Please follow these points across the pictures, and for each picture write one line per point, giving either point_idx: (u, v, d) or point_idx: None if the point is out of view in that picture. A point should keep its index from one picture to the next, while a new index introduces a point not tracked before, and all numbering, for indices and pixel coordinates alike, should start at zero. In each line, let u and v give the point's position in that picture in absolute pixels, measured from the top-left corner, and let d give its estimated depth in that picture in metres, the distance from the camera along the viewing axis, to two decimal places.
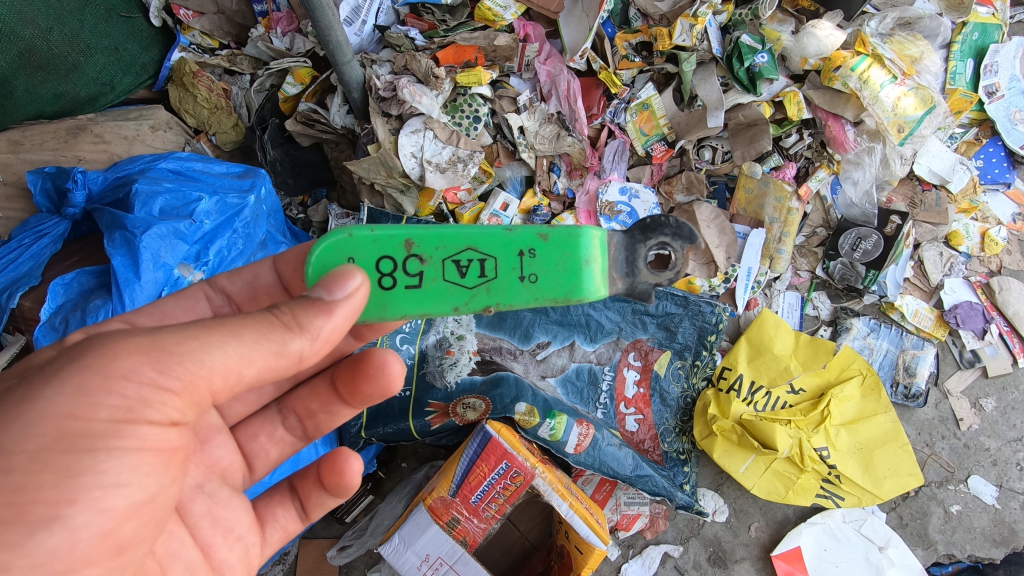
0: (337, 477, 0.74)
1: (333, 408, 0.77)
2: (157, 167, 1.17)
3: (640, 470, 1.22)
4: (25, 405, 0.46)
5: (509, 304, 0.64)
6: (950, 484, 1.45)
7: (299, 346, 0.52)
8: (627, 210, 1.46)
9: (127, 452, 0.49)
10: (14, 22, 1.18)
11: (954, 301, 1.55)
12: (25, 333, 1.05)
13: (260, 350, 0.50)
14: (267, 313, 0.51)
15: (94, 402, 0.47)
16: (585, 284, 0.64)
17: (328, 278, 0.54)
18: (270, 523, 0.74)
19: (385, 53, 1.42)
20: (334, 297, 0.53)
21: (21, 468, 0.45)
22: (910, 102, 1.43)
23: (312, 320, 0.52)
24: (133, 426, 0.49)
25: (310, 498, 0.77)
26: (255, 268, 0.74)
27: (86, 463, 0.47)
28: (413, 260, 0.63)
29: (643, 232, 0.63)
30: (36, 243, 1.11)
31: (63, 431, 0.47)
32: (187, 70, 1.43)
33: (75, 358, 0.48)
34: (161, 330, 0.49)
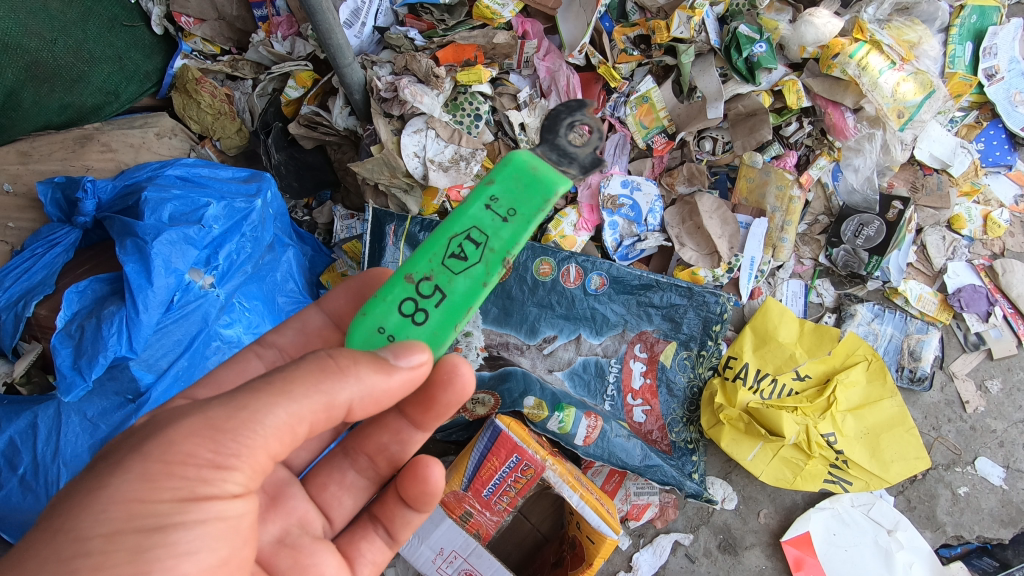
0: (417, 489, 0.74)
1: (404, 436, 0.76)
2: (164, 175, 1.19)
3: (649, 461, 1.24)
4: (95, 492, 0.48)
5: (518, 244, 0.66)
6: (957, 467, 1.46)
7: (349, 393, 0.55)
8: (630, 203, 1.48)
9: (195, 524, 0.50)
10: (19, 34, 1.20)
11: (957, 285, 1.56)
12: (41, 342, 1.08)
13: (304, 401, 0.53)
14: (322, 359, 0.55)
15: (156, 486, 0.49)
16: (547, 179, 0.65)
17: (398, 346, 0.60)
18: (359, 560, 0.75)
19: (386, 54, 1.43)
20: (397, 363, 0.58)
21: (99, 549, 0.47)
22: (909, 88, 1.43)
23: (366, 375, 0.56)
24: (200, 503, 0.51)
25: (391, 525, 0.77)
26: (303, 316, 0.84)
27: (157, 539, 0.48)
28: (422, 285, 0.67)
29: (548, 132, 0.67)
30: (49, 252, 1.14)
31: (131, 512, 0.48)
32: (190, 77, 1.44)
33: (136, 447, 0.50)
34: (210, 406, 0.52)
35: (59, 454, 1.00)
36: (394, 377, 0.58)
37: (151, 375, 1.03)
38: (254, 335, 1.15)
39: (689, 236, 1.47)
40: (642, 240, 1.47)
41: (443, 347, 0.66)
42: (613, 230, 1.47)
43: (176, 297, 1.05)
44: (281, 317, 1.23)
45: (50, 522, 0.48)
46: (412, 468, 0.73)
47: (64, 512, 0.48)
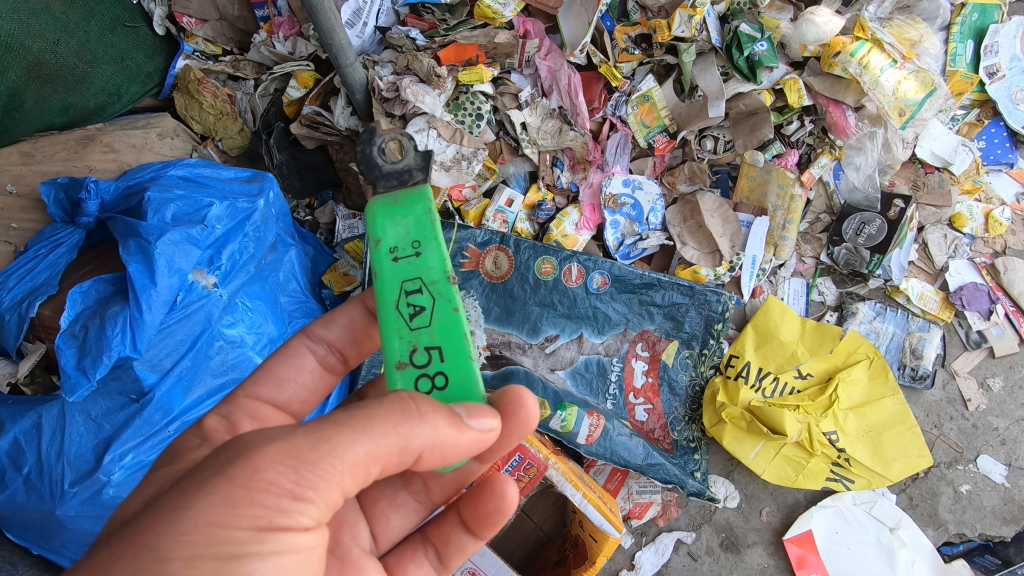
0: (474, 514, 0.74)
1: (462, 465, 0.75)
2: (167, 175, 1.19)
3: (650, 459, 1.25)
4: (179, 512, 0.49)
5: (444, 255, 0.67)
6: (959, 465, 1.46)
7: (422, 438, 0.55)
8: (631, 202, 1.48)
9: (269, 555, 0.51)
10: (21, 35, 1.20)
11: (959, 283, 1.56)
12: (45, 342, 1.08)
13: (377, 437, 0.53)
14: (403, 400, 0.55)
15: (238, 511, 0.50)
16: (415, 204, 0.67)
17: (472, 405, 0.59)
18: None
19: (387, 53, 1.43)
20: (470, 423, 0.58)
21: (178, 572, 0.48)
22: (910, 86, 1.43)
23: (439, 423, 0.56)
24: (276, 533, 0.51)
25: (444, 547, 0.77)
26: (347, 311, 0.79)
27: (234, 567, 0.49)
28: (415, 356, 0.66)
29: (371, 167, 0.67)
30: (52, 253, 1.14)
31: (211, 537, 0.49)
32: (192, 77, 1.45)
33: (222, 469, 0.51)
34: (295, 433, 0.52)
35: (64, 454, 1.01)
36: (466, 436, 0.57)
37: (155, 375, 1.03)
38: (256, 336, 1.15)
39: (691, 235, 1.47)
40: (644, 239, 1.47)
41: (475, 378, 0.65)
42: (615, 228, 1.47)
43: (180, 297, 1.06)
44: (283, 317, 1.23)
45: (135, 534, 0.49)
46: (482, 496, 0.72)
47: (150, 529, 0.49)
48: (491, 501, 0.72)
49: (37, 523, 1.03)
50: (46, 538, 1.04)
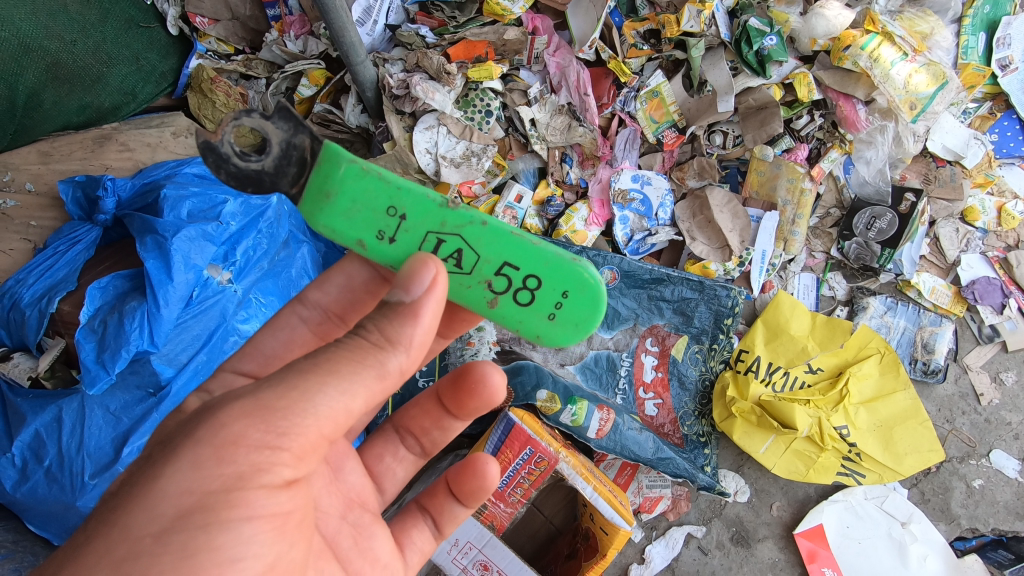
0: (472, 485, 0.76)
1: (444, 424, 0.80)
2: (183, 173, 1.21)
3: (660, 453, 1.27)
4: (150, 483, 0.48)
5: (420, 193, 0.63)
6: (972, 459, 1.45)
7: (398, 362, 0.53)
8: (640, 197, 1.48)
9: (243, 521, 0.49)
10: (40, 37, 1.22)
11: (972, 277, 1.56)
12: (64, 337, 1.09)
13: (349, 376, 0.51)
14: (357, 337, 0.53)
15: (208, 473, 0.48)
16: (346, 180, 0.62)
17: (402, 278, 0.53)
18: (409, 547, 0.76)
19: (397, 51, 1.44)
20: (415, 296, 0.53)
21: (149, 549, 0.46)
22: (921, 79, 1.42)
23: (399, 331, 0.53)
24: (245, 491, 0.49)
25: (442, 514, 0.78)
26: (344, 270, 0.75)
27: (202, 541, 0.47)
28: (496, 282, 0.64)
29: (243, 180, 0.57)
30: (71, 250, 1.16)
31: (180, 509, 0.47)
32: (204, 76, 1.47)
33: (188, 433, 0.49)
34: (262, 387, 0.50)
35: (83, 447, 1.03)
36: (424, 309, 0.53)
37: (172, 369, 1.05)
38: None
39: (700, 230, 1.48)
40: (653, 234, 1.47)
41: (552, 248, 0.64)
42: (624, 224, 1.47)
43: (195, 293, 1.08)
44: None
45: (110, 513, 0.48)
46: (465, 475, 0.75)
47: (121, 507, 0.48)
48: (473, 480, 0.75)
49: (56, 515, 1.05)
50: (63, 526, 1.07)
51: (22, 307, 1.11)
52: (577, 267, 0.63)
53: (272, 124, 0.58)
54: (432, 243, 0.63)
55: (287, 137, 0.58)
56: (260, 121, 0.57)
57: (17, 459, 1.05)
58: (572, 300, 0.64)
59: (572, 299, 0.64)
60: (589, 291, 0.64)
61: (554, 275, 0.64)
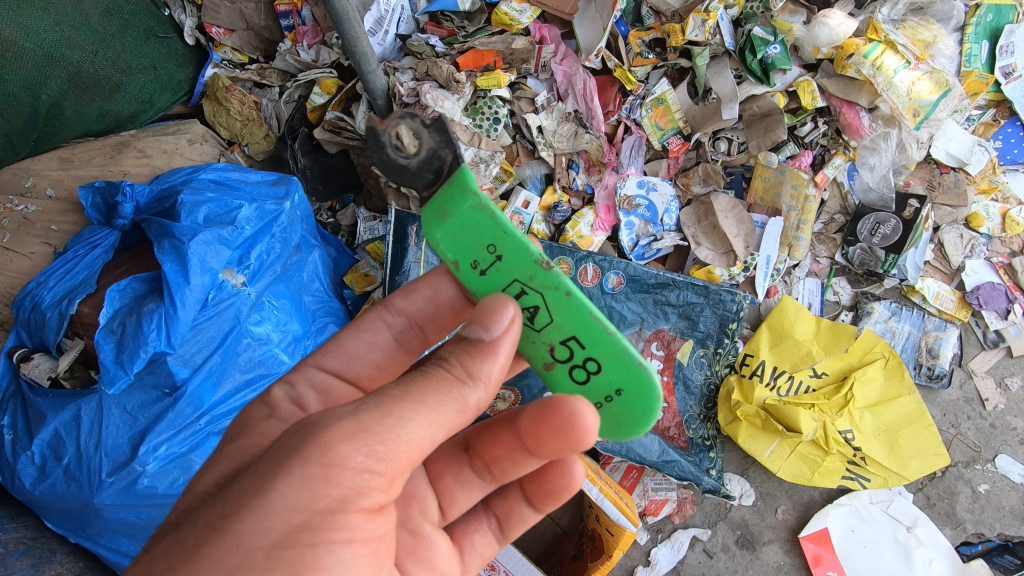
0: (543, 493, 0.77)
1: (518, 458, 0.71)
2: (199, 179, 1.25)
3: (666, 456, 1.28)
4: (261, 496, 0.50)
5: (522, 243, 0.61)
6: (977, 464, 1.46)
7: (477, 396, 0.57)
8: (646, 203, 1.50)
9: (344, 544, 0.51)
10: (62, 46, 1.26)
11: (976, 283, 1.57)
12: (82, 338, 1.12)
13: (432, 408, 0.54)
14: (441, 369, 0.56)
15: (315, 492, 0.50)
16: (463, 209, 0.61)
17: (482, 315, 0.57)
18: (470, 551, 0.79)
19: (407, 60, 1.48)
20: (495, 335, 0.57)
21: (261, 563, 0.49)
22: (924, 86, 1.44)
23: (479, 366, 0.57)
24: (346, 516, 0.51)
25: (507, 518, 0.81)
26: (433, 284, 0.74)
27: (310, 559, 0.50)
28: (557, 351, 0.63)
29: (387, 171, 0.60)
30: (91, 253, 1.20)
31: (290, 525, 0.50)
32: (220, 85, 1.52)
33: (297, 449, 0.51)
34: (362, 409, 0.52)
35: (101, 445, 1.05)
36: (500, 347, 0.57)
37: (187, 370, 1.08)
38: (281, 333, 1.19)
39: (705, 236, 1.49)
40: (659, 239, 1.49)
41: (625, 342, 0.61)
42: (630, 229, 1.49)
43: (211, 296, 1.10)
44: (307, 316, 1.27)
45: (221, 521, 0.51)
46: (548, 475, 0.75)
47: (232, 516, 0.50)
48: (557, 480, 0.75)
49: (74, 513, 1.08)
50: (80, 524, 1.09)
51: (43, 308, 1.14)
52: (642, 374, 0.62)
53: (426, 133, 0.59)
54: (514, 286, 0.62)
55: (433, 148, 0.59)
56: (414, 128, 0.59)
57: (36, 457, 1.07)
58: (623, 399, 0.63)
59: (623, 400, 0.63)
60: (642, 399, 0.62)
61: (617, 369, 0.62)
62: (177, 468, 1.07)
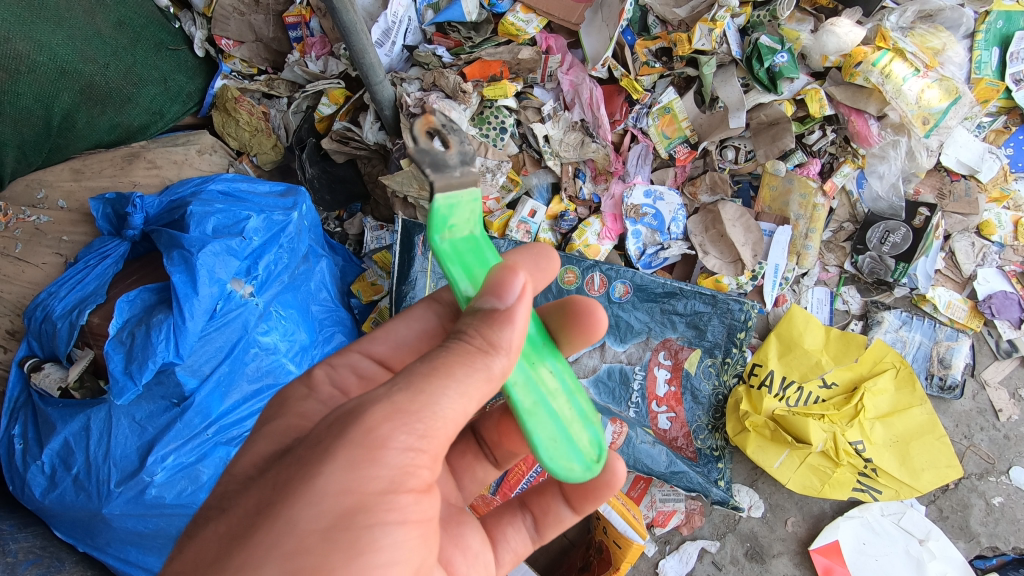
0: (579, 490, 0.75)
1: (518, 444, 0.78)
2: (208, 189, 1.26)
3: (674, 467, 1.30)
4: (308, 481, 0.49)
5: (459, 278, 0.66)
6: (991, 476, 1.44)
7: (502, 365, 0.54)
8: (653, 212, 1.50)
9: (396, 525, 0.51)
10: (76, 60, 1.28)
11: (987, 292, 1.55)
12: (93, 348, 1.13)
13: (464, 380, 0.52)
14: (462, 342, 0.54)
15: (365, 473, 0.49)
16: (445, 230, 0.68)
17: (492, 286, 0.55)
18: (503, 545, 0.77)
19: (414, 70, 1.49)
20: (510, 304, 0.55)
21: (316, 546, 0.48)
22: (934, 94, 1.42)
23: (501, 335, 0.54)
24: (397, 495, 0.51)
25: (543, 515, 0.79)
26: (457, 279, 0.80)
27: (366, 539, 0.49)
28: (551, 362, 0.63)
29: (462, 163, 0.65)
30: (100, 264, 1.21)
31: (343, 507, 0.49)
32: (229, 96, 1.53)
33: (339, 434, 0.50)
34: (394, 391, 0.52)
35: (110, 454, 1.06)
36: (516, 314, 0.55)
37: (195, 381, 1.08)
38: (288, 343, 1.19)
39: (713, 244, 1.49)
40: (666, 248, 1.49)
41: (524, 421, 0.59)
42: (636, 238, 1.49)
43: (219, 306, 1.11)
44: (315, 325, 1.28)
45: (270, 506, 0.50)
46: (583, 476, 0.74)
47: (282, 500, 0.49)
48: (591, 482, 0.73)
49: (83, 521, 1.08)
50: (90, 533, 1.09)
51: (54, 318, 1.15)
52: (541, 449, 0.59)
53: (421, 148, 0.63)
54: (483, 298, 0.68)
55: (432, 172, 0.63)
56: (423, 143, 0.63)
57: (46, 466, 1.08)
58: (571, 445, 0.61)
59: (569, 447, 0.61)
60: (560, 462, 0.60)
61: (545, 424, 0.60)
62: (185, 478, 1.07)
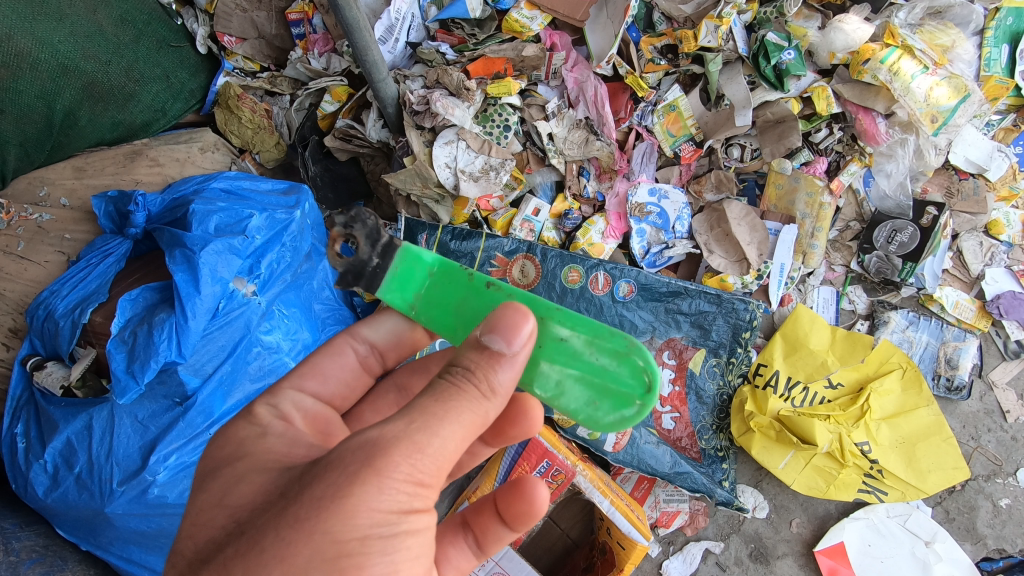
0: (519, 507, 0.69)
1: (475, 449, 0.77)
2: (209, 187, 1.26)
3: (678, 468, 1.27)
4: (339, 502, 0.49)
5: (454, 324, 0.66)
6: (998, 478, 1.43)
7: (496, 409, 0.55)
8: (658, 210, 1.49)
9: (411, 532, 0.52)
10: (77, 58, 1.27)
11: (996, 292, 1.54)
12: (95, 347, 1.12)
13: (468, 422, 0.53)
14: (467, 383, 0.54)
15: (387, 493, 0.50)
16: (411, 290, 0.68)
17: (502, 328, 0.55)
18: (446, 564, 0.72)
19: (417, 68, 1.48)
20: (516, 349, 0.55)
21: (358, 549, 0.49)
22: (943, 92, 1.40)
23: (501, 379, 0.55)
24: (415, 514, 0.52)
25: (485, 533, 0.73)
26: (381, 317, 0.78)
27: (395, 540, 0.51)
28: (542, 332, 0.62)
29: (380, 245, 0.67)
30: (103, 262, 1.21)
31: (374, 522, 0.49)
32: (231, 93, 1.51)
33: (368, 464, 0.49)
34: (413, 430, 0.51)
35: (112, 454, 1.06)
36: (518, 359, 0.56)
37: (197, 379, 1.07)
38: (291, 342, 1.19)
39: (718, 244, 1.48)
40: (670, 247, 1.48)
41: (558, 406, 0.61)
42: (641, 237, 1.48)
43: (221, 305, 1.10)
44: (317, 324, 1.28)
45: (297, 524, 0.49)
46: (514, 496, 0.69)
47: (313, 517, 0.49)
48: (523, 503, 0.69)
49: (85, 520, 1.08)
50: (92, 531, 1.09)
51: (56, 317, 1.15)
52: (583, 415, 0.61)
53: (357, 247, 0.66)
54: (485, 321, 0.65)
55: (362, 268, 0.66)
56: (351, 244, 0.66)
57: (49, 466, 1.08)
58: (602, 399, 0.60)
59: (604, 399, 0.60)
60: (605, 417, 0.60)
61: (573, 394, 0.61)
62: (187, 477, 1.07)
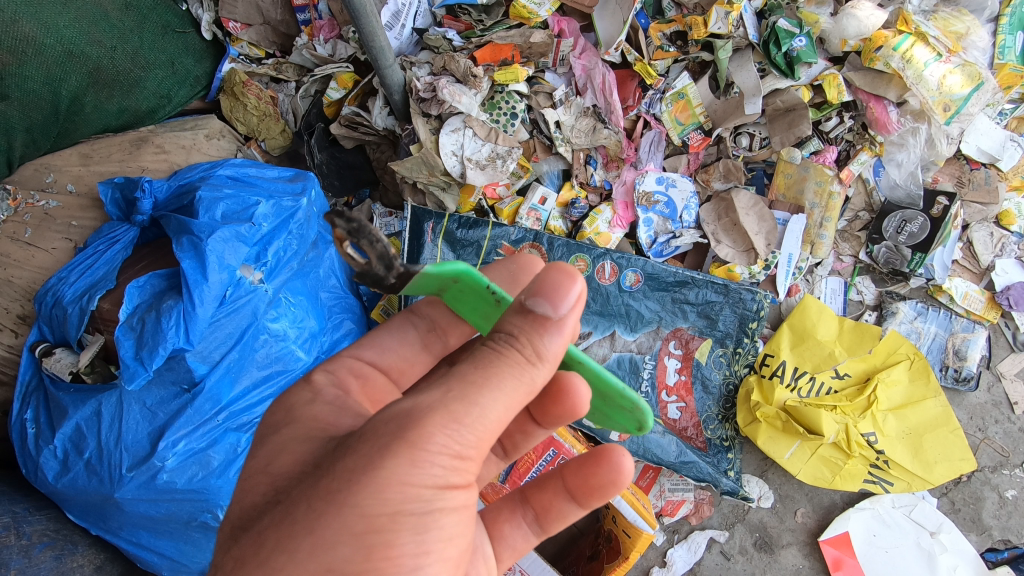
0: (589, 486, 0.70)
1: (528, 430, 0.75)
2: (216, 175, 1.25)
3: (684, 457, 1.29)
4: (370, 473, 0.49)
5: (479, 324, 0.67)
6: (1005, 469, 1.42)
7: (542, 376, 0.54)
8: (665, 199, 1.48)
9: (447, 513, 0.51)
10: (82, 43, 1.26)
11: (1006, 283, 1.53)
12: (104, 333, 1.13)
13: (511, 391, 0.52)
14: (512, 350, 0.52)
15: (422, 470, 0.49)
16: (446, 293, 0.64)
17: (547, 292, 0.53)
18: (501, 541, 0.75)
19: (423, 54, 1.46)
20: (562, 314, 0.53)
21: (385, 526, 0.49)
22: (956, 80, 1.37)
23: (548, 345, 0.53)
24: (450, 491, 0.51)
25: (548, 513, 0.74)
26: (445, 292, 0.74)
27: (427, 520, 0.50)
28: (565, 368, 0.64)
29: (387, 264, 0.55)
30: (110, 250, 1.20)
31: (406, 496, 0.49)
32: (236, 79, 1.52)
33: (399, 435, 0.49)
34: (449, 397, 0.50)
35: (122, 440, 1.06)
36: (566, 324, 0.53)
37: (205, 367, 1.08)
38: (298, 330, 1.18)
39: (725, 233, 1.46)
40: (677, 237, 1.47)
41: None
42: (648, 226, 1.47)
43: (228, 292, 1.10)
44: (325, 312, 1.27)
45: (328, 494, 0.50)
46: (594, 466, 0.69)
47: (345, 488, 0.49)
48: (604, 472, 0.69)
49: (95, 505, 1.09)
50: (102, 517, 1.10)
51: (64, 304, 1.15)
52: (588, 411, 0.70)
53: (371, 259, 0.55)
54: None
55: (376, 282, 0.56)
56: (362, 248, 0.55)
57: (59, 451, 1.09)
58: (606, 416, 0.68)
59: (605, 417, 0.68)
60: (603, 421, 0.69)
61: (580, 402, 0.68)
62: (195, 463, 1.07)
